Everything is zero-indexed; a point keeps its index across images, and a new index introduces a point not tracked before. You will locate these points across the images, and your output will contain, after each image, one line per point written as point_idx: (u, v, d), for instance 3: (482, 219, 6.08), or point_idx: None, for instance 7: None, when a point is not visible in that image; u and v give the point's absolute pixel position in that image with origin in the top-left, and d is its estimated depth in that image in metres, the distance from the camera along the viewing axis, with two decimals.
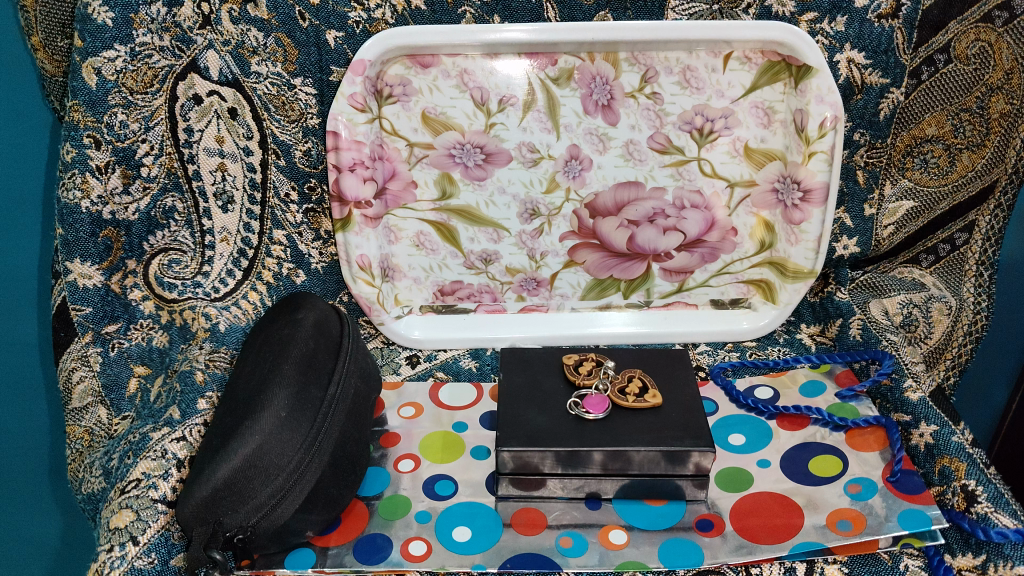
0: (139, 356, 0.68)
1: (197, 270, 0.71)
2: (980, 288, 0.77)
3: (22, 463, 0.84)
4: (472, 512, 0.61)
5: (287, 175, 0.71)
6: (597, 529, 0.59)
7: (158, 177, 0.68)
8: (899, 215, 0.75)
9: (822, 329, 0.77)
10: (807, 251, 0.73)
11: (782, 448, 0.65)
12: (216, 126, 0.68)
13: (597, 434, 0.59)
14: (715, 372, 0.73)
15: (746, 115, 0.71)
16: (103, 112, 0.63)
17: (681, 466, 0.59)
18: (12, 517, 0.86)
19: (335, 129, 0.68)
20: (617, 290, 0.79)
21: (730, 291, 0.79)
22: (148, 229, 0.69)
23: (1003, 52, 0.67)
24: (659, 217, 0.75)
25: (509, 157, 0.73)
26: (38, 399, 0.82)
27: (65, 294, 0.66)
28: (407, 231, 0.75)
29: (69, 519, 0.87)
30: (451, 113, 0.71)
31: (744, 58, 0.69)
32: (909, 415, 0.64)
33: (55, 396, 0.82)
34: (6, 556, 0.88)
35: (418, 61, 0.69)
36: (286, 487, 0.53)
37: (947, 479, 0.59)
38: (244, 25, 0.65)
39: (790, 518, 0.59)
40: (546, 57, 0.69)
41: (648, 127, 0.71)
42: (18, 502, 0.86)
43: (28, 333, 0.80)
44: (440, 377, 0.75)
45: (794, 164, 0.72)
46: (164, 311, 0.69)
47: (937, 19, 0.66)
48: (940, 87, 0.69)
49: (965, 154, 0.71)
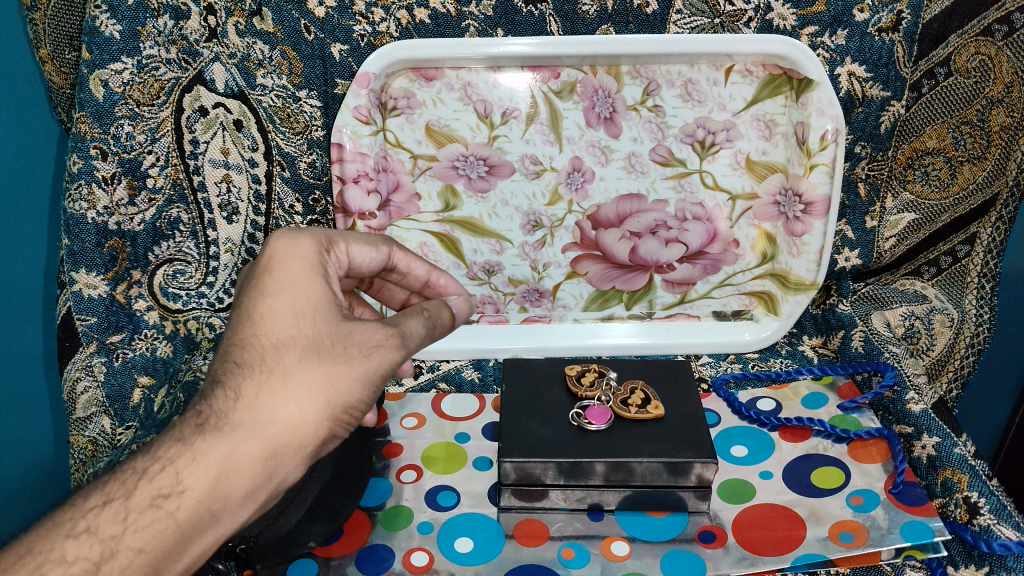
0: (143, 366, 0.68)
1: (202, 281, 0.72)
2: (982, 300, 0.77)
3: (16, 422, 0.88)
4: (475, 522, 0.61)
5: (291, 187, 0.71)
6: (598, 540, 0.59)
7: (164, 188, 0.68)
8: (900, 228, 0.75)
9: (825, 341, 0.78)
10: (808, 263, 0.73)
11: (784, 460, 0.65)
12: (221, 138, 0.69)
13: (599, 445, 0.59)
14: (717, 385, 0.73)
15: (748, 127, 0.72)
16: (110, 124, 0.64)
17: (683, 477, 0.59)
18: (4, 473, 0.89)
19: (339, 141, 0.69)
20: (620, 301, 0.79)
21: (733, 302, 0.79)
22: (153, 239, 0.69)
23: (1003, 66, 0.67)
24: (660, 229, 0.75)
25: (511, 169, 0.73)
26: (36, 370, 0.86)
27: (70, 304, 0.67)
28: (410, 242, 0.76)
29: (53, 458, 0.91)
30: (454, 126, 0.71)
31: (745, 72, 0.69)
32: (911, 427, 0.64)
33: (52, 369, 0.86)
34: None
35: (421, 74, 0.69)
36: (289, 498, 0.57)
37: (949, 492, 0.59)
38: (249, 38, 0.65)
39: (792, 530, 0.58)
40: (549, 70, 0.69)
41: (649, 140, 0.72)
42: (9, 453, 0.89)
43: (31, 321, 0.84)
44: (443, 388, 0.75)
45: (795, 176, 0.72)
46: (169, 321, 0.71)
47: (938, 32, 0.67)
48: (941, 101, 0.69)
49: (966, 167, 0.72)
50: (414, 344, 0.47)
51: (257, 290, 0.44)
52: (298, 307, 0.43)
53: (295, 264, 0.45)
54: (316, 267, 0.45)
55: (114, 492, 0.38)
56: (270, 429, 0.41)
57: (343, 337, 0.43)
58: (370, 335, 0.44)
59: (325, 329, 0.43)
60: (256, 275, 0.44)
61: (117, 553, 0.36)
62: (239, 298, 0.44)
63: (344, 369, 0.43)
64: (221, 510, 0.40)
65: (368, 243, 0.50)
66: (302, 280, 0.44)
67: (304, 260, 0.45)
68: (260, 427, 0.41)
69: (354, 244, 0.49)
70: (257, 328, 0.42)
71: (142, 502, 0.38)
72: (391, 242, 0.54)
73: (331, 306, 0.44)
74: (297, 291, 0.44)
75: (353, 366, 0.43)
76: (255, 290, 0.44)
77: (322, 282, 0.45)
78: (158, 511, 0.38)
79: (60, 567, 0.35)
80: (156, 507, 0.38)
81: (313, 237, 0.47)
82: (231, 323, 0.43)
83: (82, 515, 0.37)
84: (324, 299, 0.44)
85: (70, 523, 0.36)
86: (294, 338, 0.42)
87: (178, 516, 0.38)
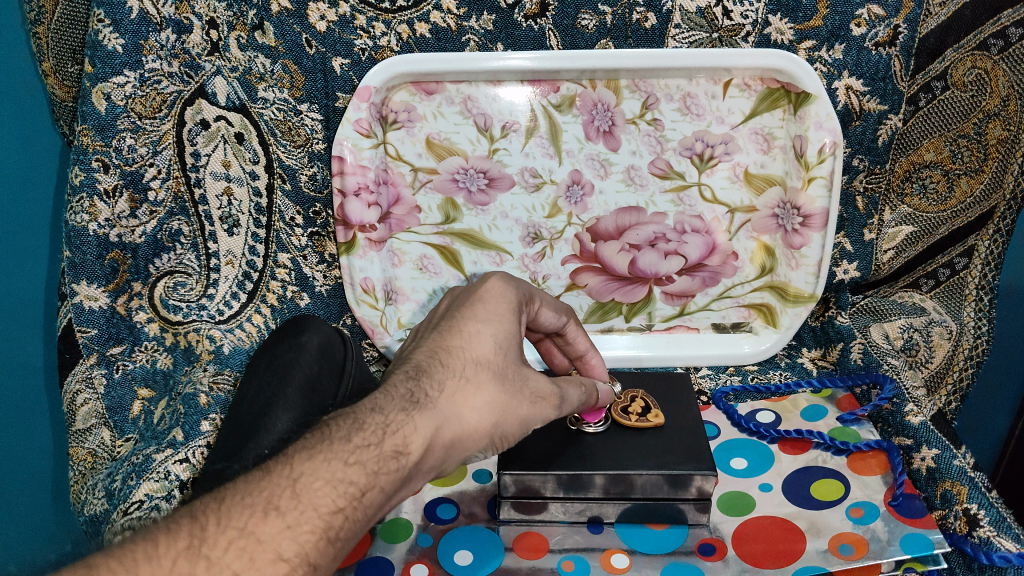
0: (143, 378, 0.69)
1: (202, 293, 0.72)
2: (981, 313, 0.77)
3: (21, 432, 0.90)
4: (476, 537, 0.60)
5: (292, 200, 0.72)
6: (598, 552, 0.59)
7: (165, 201, 0.69)
8: (899, 240, 0.76)
9: (824, 353, 0.78)
10: (807, 276, 0.74)
11: (784, 472, 0.65)
12: (222, 151, 0.69)
13: (598, 458, 0.59)
14: (716, 397, 0.74)
15: (747, 141, 0.72)
16: (112, 136, 0.65)
17: (684, 490, 0.58)
18: (12, 480, 0.92)
19: (341, 154, 0.69)
20: (620, 313, 0.79)
21: (731, 315, 0.79)
22: (153, 252, 0.69)
23: (1000, 79, 0.68)
24: (660, 241, 0.75)
25: (511, 182, 0.73)
26: (36, 383, 0.87)
27: (71, 316, 0.68)
28: (410, 254, 0.76)
29: (59, 467, 0.93)
30: (454, 139, 0.71)
31: (743, 86, 0.70)
32: (911, 438, 0.64)
33: (53, 383, 0.87)
34: (8, 508, 0.94)
35: (421, 88, 0.70)
36: None
37: (949, 504, 0.59)
38: (251, 52, 0.66)
39: (791, 543, 0.58)
40: (549, 84, 0.70)
41: (649, 153, 0.72)
42: (20, 464, 0.91)
43: (32, 333, 0.85)
44: None
45: (794, 190, 0.72)
46: (169, 333, 0.70)
47: (935, 46, 0.67)
48: (939, 113, 0.70)
49: (965, 180, 0.73)
50: (569, 408, 0.55)
51: (470, 313, 0.51)
52: (500, 340, 0.50)
53: (506, 305, 0.52)
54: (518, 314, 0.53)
55: (369, 437, 0.42)
56: (458, 427, 0.46)
57: (522, 378, 0.50)
58: (539, 387, 0.52)
59: (511, 364, 0.50)
60: (470, 304, 0.52)
61: (374, 487, 0.40)
62: (453, 316, 0.51)
63: (516, 404, 0.50)
64: (418, 476, 0.44)
65: (555, 311, 0.59)
66: (508, 320, 0.51)
67: (513, 305, 0.53)
68: (451, 419, 0.46)
69: (544, 307, 0.58)
70: (465, 342, 0.49)
71: (385, 453, 0.42)
72: (570, 313, 0.61)
73: (518, 348, 0.51)
74: (501, 325, 0.51)
75: (522, 406, 0.50)
76: (469, 313, 0.51)
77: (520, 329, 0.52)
78: (397, 462, 0.42)
79: (340, 487, 0.39)
80: (396, 459, 0.42)
81: (521, 288, 0.55)
82: (440, 330, 0.50)
83: (351, 449, 0.41)
84: (518, 339, 0.51)
85: (346, 454, 0.40)
86: (492, 360, 0.49)
87: (406, 472, 0.42)
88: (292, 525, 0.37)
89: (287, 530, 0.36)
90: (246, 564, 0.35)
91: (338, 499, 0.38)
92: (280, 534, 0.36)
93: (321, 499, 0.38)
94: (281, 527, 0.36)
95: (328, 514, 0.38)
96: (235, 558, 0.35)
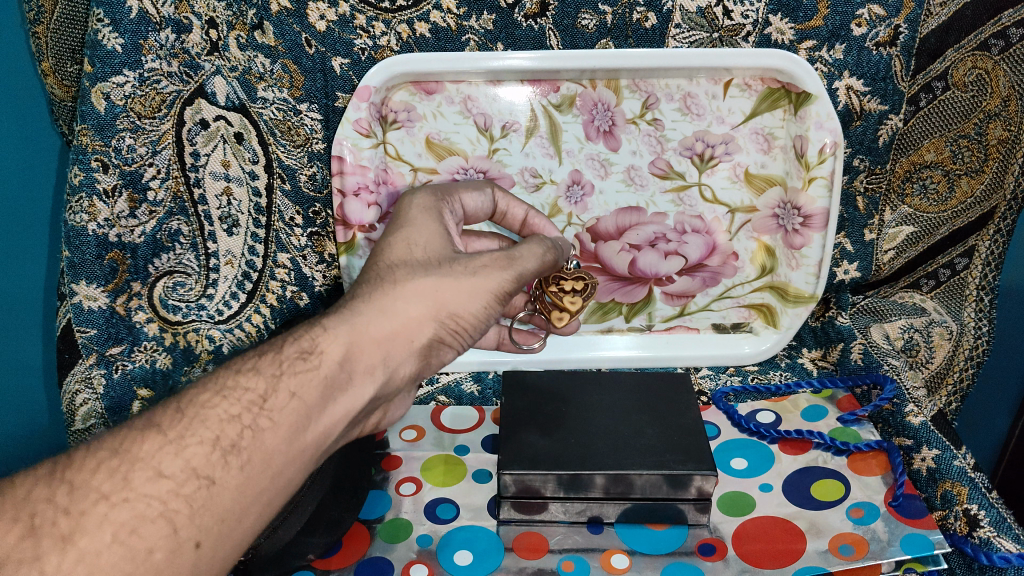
0: (141, 378, 0.70)
1: (202, 293, 0.72)
2: (981, 312, 0.77)
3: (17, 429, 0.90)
4: (474, 536, 0.60)
5: (291, 200, 0.72)
6: (598, 553, 0.59)
7: (164, 201, 0.68)
8: (899, 240, 0.76)
9: (825, 353, 0.78)
10: (807, 276, 0.74)
11: (785, 473, 0.65)
12: (222, 150, 0.69)
13: (598, 458, 0.59)
14: (716, 397, 0.74)
15: (747, 141, 0.72)
16: (111, 136, 0.64)
17: (683, 490, 0.58)
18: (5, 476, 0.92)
19: (340, 154, 0.69)
20: (620, 313, 0.79)
21: (731, 315, 0.79)
22: (153, 251, 0.69)
23: (1001, 79, 0.68)
24: (660, 241, 0.75)
25: (511, 182, 0.73)
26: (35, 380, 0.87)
27: (70, 316, 0.67)
28: None
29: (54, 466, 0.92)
30: (454, 138, 0.72)
31: (744, 86, 0.70)
32: (911, 439, 0.64)
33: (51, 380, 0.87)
34: None
35: (421, 88, 0.70)
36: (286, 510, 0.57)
37: (949, 504, 0.59)
38: (250, 51, 0.66)
39: (792, 544, 0.58)
40: (549, 84, 0.70)
41: (649, 153, 0.72)
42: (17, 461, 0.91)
43: (31, 332, 0.85)
44: (443, 401, 0.75)
45: (794, 190, 0.72)
46: (168, 333, 0.71)
47: (935, 46, 0.67)
48: (940, 113, 0.70)
49: (965, 180, 0.72)
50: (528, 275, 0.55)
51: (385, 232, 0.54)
52: (411, 238, 0.52)
53: (414, 210, 0.55)
54: (428, 209, 0.55)
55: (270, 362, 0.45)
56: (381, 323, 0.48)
57: None
58: (477, 259, 0.52)
59: (437, 253, 0.52)
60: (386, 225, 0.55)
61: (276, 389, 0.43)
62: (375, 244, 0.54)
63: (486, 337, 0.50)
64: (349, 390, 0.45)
65: (472, 193, 0.62)
66: (418, 218, 0.54)
67: (422, 207, 0.56)
68: (372, 313, 0.48)
69: (463, 197, 0.61)
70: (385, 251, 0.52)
71: (290, 356, 0.45)
72: (487, 184, 0.64)
73: (444, 237, 0.54)
74: (412, 228, 0.53)
75: (460, 279, 0.50)
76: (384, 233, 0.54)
77: (435, 222, 0.55)
78: (305, 362, 0.45)
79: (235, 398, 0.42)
80: (302, 359, 0.45)
81: (425, 191, 0.58)
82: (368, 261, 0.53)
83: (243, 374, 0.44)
84: (439, 233, 0.54)
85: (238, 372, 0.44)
86: (415, 258, 0.51)
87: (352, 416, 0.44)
88: (175, 441, 0.40)
89: (169, 445, 0.40)
90: (119, 484, 0.38)
91: (231, 408, 0.42)
92: (161, 450, 0.39)
93: (210, 412, 0.42)
94: (162, 443, 0.40)
95: (217, 424, 0.41)
96: (106, 480, 0.38)
